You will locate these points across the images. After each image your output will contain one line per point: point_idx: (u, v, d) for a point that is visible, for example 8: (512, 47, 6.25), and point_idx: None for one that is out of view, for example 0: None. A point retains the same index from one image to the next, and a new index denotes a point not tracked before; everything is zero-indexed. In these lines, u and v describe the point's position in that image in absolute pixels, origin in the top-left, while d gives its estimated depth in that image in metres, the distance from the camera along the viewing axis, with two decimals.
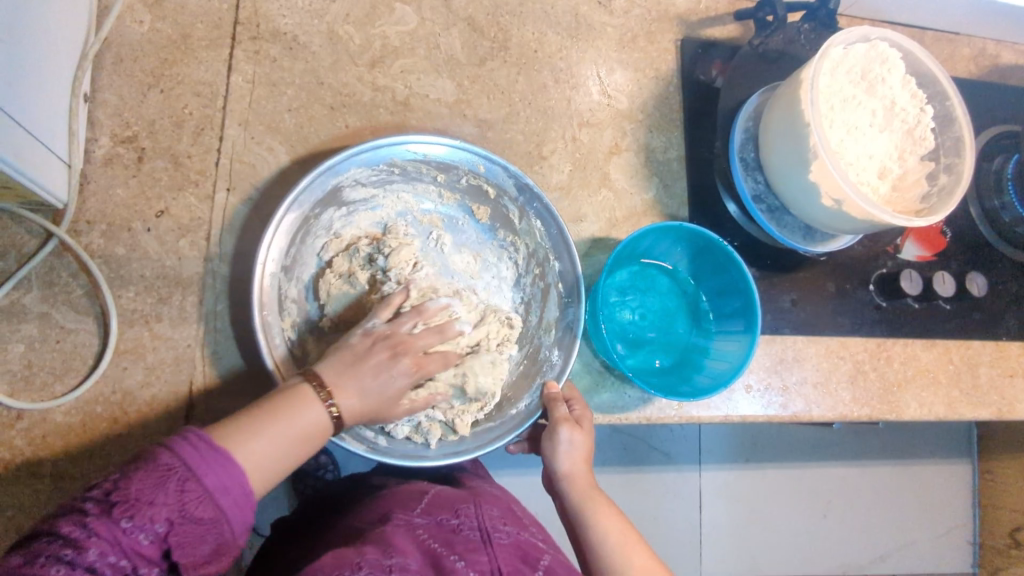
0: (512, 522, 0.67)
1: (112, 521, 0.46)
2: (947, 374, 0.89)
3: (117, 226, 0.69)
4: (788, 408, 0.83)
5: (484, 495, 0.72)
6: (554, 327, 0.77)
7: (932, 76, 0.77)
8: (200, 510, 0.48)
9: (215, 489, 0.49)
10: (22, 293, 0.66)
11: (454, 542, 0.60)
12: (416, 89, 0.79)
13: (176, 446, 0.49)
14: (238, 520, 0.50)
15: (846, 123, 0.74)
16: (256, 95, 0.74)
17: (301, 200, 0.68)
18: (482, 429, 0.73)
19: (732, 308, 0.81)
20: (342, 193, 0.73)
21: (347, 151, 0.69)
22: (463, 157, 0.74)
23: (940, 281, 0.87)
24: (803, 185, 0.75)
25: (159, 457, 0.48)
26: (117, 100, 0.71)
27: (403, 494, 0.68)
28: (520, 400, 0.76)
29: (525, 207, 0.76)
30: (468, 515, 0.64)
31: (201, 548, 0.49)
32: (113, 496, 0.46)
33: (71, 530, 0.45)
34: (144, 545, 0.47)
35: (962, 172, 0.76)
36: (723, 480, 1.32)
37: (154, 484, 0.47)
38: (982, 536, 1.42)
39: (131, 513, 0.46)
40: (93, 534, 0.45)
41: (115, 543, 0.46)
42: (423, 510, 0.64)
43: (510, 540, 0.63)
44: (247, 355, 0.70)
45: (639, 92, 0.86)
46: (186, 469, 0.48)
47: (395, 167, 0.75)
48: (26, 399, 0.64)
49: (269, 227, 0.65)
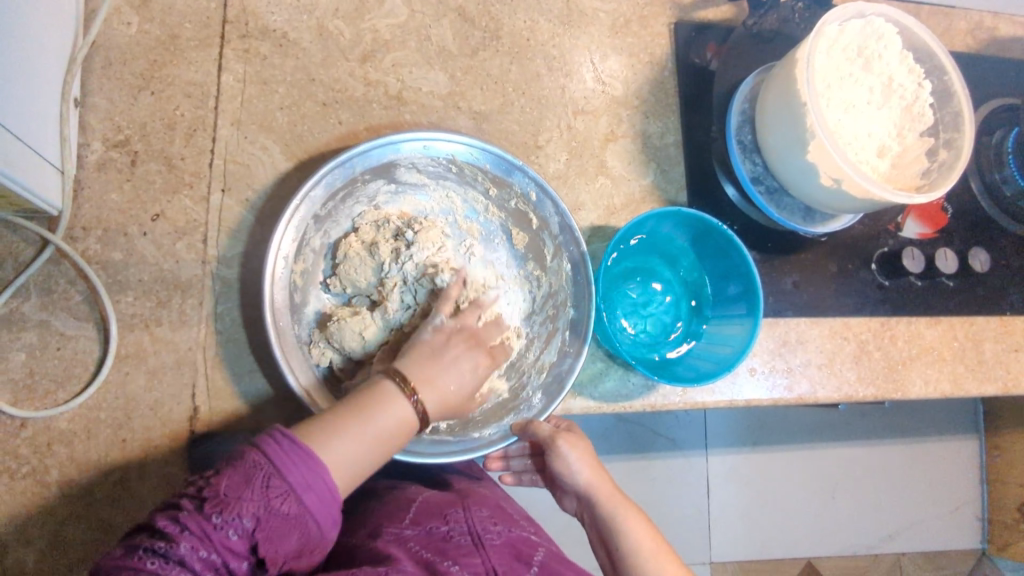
0: (502, 519, 0.67)
1: (202, 517, 0.48)
2: (952, 351, 0.89)
3: (113, 231, 0.69)
4: (793, 390, 0.83)
5: (472, 496, 0.72)
6: (547, 370, 0.75)
7: (929, 50, 0.76)
8: (285, 506, 0.49)
9: (299, 485, 0.50)
10: (21, 302, 0.66)
11: (446, 548, 0.59)
12: (408, 83, 0.78)
13: (265, 445, 0.51)
14: (321, 519, 0.51)
15: (843, 101, 0.73)
16: (248, 94, 0.74)
17: (354, 163, 0.70)
18: (439, 440, 0.69)
19: (732, 291, 0.80)
20: (397, 171, 0.75)
21: (416, 132, 0.71)
22: (522, 178, 0.75)
23: (942, 258, 0.89)
24: (801, 166, 0.74)
25: (248, 456, 0.50)
26: (108, 104, 0.71)
27: (394, 505, 0.67)
28: (485, 427, 0.72)
29: (562, 248, 0.76)
30: (458, 520, 0.64)
31: (290, 543, 0.50)
32: (210, 491, 0.49)
33: (166, 524, 0.47)
34: (233, 540, 0.48)
35: (962, 147, 0.75)
36: (730, 464, 1.32)
37: (242, 480, 0.49)
38: (991, 511, 1.42)
39: (220, 508, 0.48)
40: (184, 528, 0.47)
41: (205, 537, 0.47)
42: (411, 521, 0.63)
43: (502, 540, 0.63)
44: (249, 357, 0.70)
45: (634, 77, 0.85)
46: (270, 467, 0.50)
47: (455, 165, 0.76)
48: (30, 408, 0.64)
49: (309, 181, 0.67)
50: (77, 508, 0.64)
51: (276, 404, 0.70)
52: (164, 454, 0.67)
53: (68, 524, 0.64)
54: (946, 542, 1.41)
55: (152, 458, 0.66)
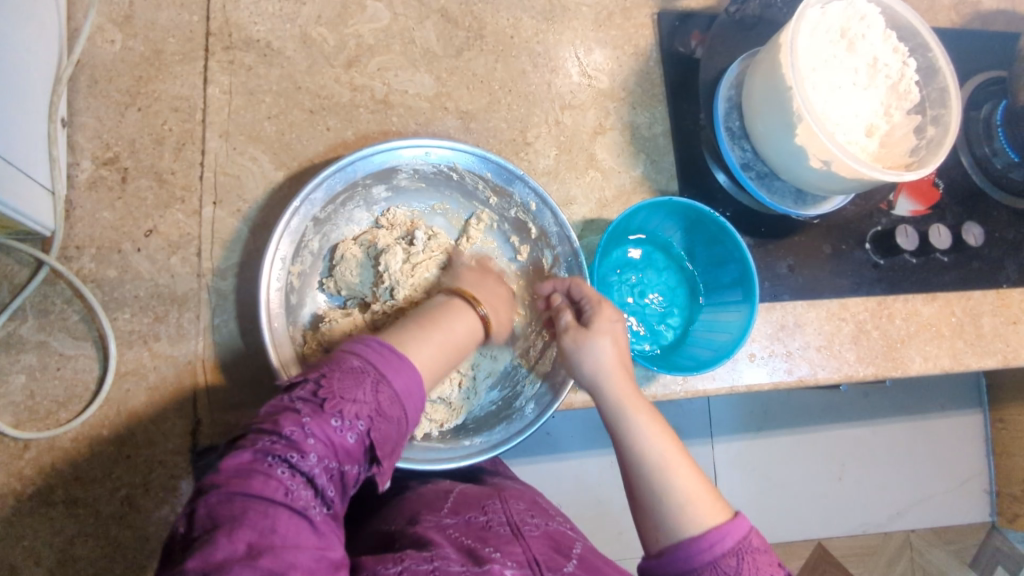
0: (540, 514, 0.67)
1: (324, 419, 0.52)
2: (950, 326, 0.89)
3: (107, 249, 0.69)
4: (793, 373, 0.83)
5: (509, 490, 0.72)
6: (542, 380, 0.75)
7: (912, 28, 0.76)
8: (391, 408, 0.55)
9: (401, 391, 0.56)
10: (18, 324, 0.66)
11: (487, 537, 0.59)
12: (394, 86, 0.79)
13: (362, 353, 0.57)
14: (415, 419, 0.58)
15: (829, 84, 0.73)
16: (234, 106, 0.74)
17: (355, 167, 0.70)
18: (431, 445, 0.70)
19: (728, 278, 0.81)
20: (397, 176, 0.76)
21: (416, 140, 0.71)
22: (522, 188, 0.74)
23: (936, 233, 0.89)
24: (790, 149, 0.74)
25: (350, 363, 0.56)
26: (96, 123, 0.71)
27: (430, 495, 0.68)
28: (477, 435, 0.73)
29: (561, 258, 0.76)
30: (496, 511, 0.64)
31: (394, 446, 0.56)
32: (322, 395, 0.53)
33: (292, 429, 0.51)
34: (350, 442, 0.53)
35: (949, 122, 0.75)
36: (735, 449, 1.32)
37: (353, 382, 0.54)
38: (999, 484, 1.43)
39: (339, 411, 0.53)
40: (310, 434, 0.51)
41: (327, 440, 0.51)
42: (450, 510, 0.64)
43: (540, 532, 0.62)
44: (249, 368, 0.70)
45: (619, 70, 0.85)
46: (376, 370, 0.56)
47: (455, 172, 0.76)
48: (33, 429, 0.65)
49: (311, 182, 0.67)
50: (86, 526, 0.65)
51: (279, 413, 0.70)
52: (170, 468, 0.67)
53: (76, 542, 0.64)
54: (955, 516, 1.42)
55: (157, 473, 0.66)
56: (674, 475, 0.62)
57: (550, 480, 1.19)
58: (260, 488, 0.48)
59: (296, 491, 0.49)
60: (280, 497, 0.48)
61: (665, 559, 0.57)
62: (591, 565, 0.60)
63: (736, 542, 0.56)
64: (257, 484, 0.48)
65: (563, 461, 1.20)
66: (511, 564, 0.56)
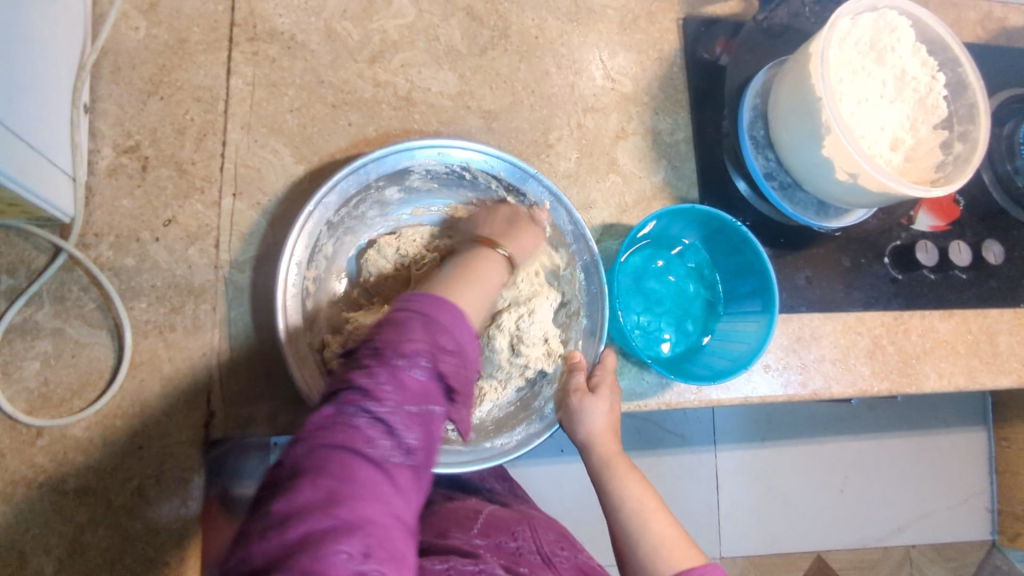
0: (568, 546, 0.68)
1: (388, 360, 0.51)
2: (966, 344, 0.88)
3: (125, 238, 0.68)
4: (808, 386, 0.83)
5: (538, 519, 0.72)
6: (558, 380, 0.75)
7: (942, 43, 0.76)
8: (449, 341, 0.55)
9: (450, 325, 0.56)
10: (34, 310, 0.66)
11: (518, 561, 0.60)
12: (417, 83, 0.78)
13: (405, 305, 0.56)
14: (473, 352, 0.57)
15: (857, 95, 0.72)
16: (257, 98, 0.73)
17: (370, 169, 0.70)
18: (451, 450, 0.69)
19: (747, 288, 0.80)
20: (410, 177, 0.75)
21: (432, 140, 0.70)
22: (536, 187, 0.74)
23: (956, 251, 0.89)
24: (815, 161, 0.74)
25: (396, 315, 0.55)
26: (118, 110, 0.70)
27: (458, 512, 0.68)
28: (498, 436, 0.72)
29: (575, 256, 0.75)
30: (526, 538, 0.65)
31: (462, 381, 0.55)
32: (379, 345, 0.52)
33: (355, 393, 0.50)
34: (424, 377, 0.52)
35: (977, 139, 0.74)
36: (739, 459, 1.32)
37: (408, 326, 0.54)
38: (1002, 503, 1.42)
39: (400, 352, 0.52)
40: (380, 381, 0.50)
41: (398, 378, 0.51)
42: (481, 531, 0.64)
43: (570, 564, 0.63)
44: (263, 362, 0.70)
45: (643, 74, 0.84)
46: (421, 314, 0.55)
47: (469, 173, 0.75)
48: (46, 416, 0.64)
49: (325, 185, 0.66)
50: (95, 515, 0.64)
51: (291, 408, 0.70)
52: (181, 460, 0.66)
53: (85, 531, 0.64)
54: (956, 534, 1.41)
55: (169, 464, 0.66)
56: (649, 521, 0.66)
57: (554, 484, 1.16)
58: (339, 433, 0.48)
59: (381, 436, 0.49)
60: (366, 442, 0.48)
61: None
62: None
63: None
64: (341, 437, 0.48)
65: (566, 464, 1.17)
66: None
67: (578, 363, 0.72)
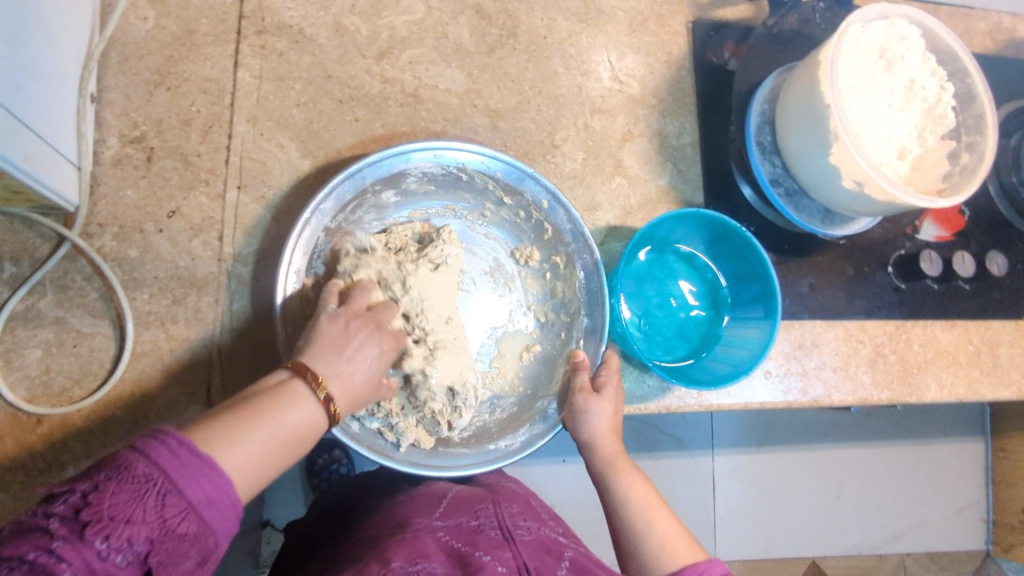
0: (532, 517, 0.68)
1: (81, 543, 0.42)
2: (967, 354, 0.88)
3: (129, 228, 0.68)
4: (808, 393, 0.83)
5: (502, 492, 0.71)
6: (560, 380, 0.75)
7: (952, 53, 0.75)
8: (183, 525, 0.45)
9: (200, 499, 0.46)
10: (36, 298, 0.66)
11: (477, 541, 0.61)
12: (425, 80, 0.78)
13: (153, 453, 0.45)
14: (224, 531, 0.47)
15: (866, 103, 0.72)
16: (264, 91, 0.73)
17: (365, 174, 0.70)
18: (454, 453, 0.70)
19: (751, 293, 0.80)
20: (406, 181, 0.75)
21: (427, 142, 0.70)
22: (534, 187, 0.73)
23: (960, 261, 0.90)
24: (822, 169, 0.74)
25: (138, 466, 0.45)
26: (124, 100, 0.70)
27: (421, 500, 0.67)
28: (502, 438, 0.72)
29: (575, 255, 0.75)
30: (489, 514, 0.65)
31: (186, 565, 0.46)
32: (86, 514, 0.43)
33: (36, 556, 0.41)
34: (119, 563, 0.43)
35: (985, 150, 0.74)
36: (736, 463, 1.32)
37: (135, 494, 0.44)
38: (997, 513, 1.42)
39: (104, 532, 0.43)
40: (60, 559, 0.41)
41: (85, 564, 0.42)
42: (442, 513, 0.64)
43: (532, 536, 0.63)
44: (264, 356, 0.70)
45: (650, 77, 0.84)
46: (166, 479, 0.45)
47: (465, 174, 0.75)
48: (46, 404, 0.64)
49: (321, 192, 0.66)
50: None
51: None
52: None
53: None
54: (952, 543, 1.41)
55: None
56: (648, 522, 0.65)
57: (550, 485, 1.16)
58: None
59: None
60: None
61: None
62: (581, 566, 0.62)
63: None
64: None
65: (563, 464, 1.16)
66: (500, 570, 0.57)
67: (582, 363, 0.72)
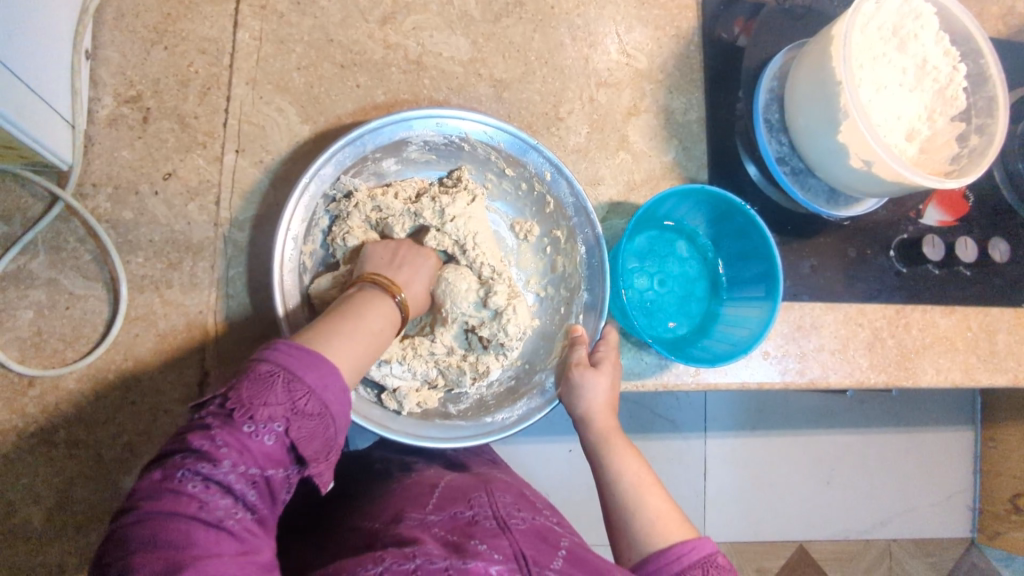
0: (527, 508, 0.64)
1: (234, 429, 0.45)
2: (964, 341, 0.88)
3: (123, 190, 0.67)
4: (805, 374, 0.83)
5: (496, 483, 0.69)
6: (558, 355, 0.75)
7: (967, 33, 0.74)
8: (310, 406, 0.48)
9: (319, 386, 0.48)
10: (28, 259, 0.64)
11: (472, 532, 0.56)
12: (429, 47, 0.76)
13: (273, 354, 0.49)
14: (341, 416, 0.50)
15: (877, 81, 0.71)
16: (263, 53, 0.71)
17: (365, 141, 0.68)
18: (451, 423, 0.69)
19: (752, 272, 0.79)
20: (407, 149, 0.73)
21: (428, 110, 0.69)
22: (537, 158, 0.72)
23: (962, 246, 0.87)
24: (830, 148, 0.73)
25: (261, 366, 0.48)
26: (120, 58, 0.68)
27: (415, 489, 0.66)
28: (498, 411, 0.72)
29: (576, 230, 0.74)
30: (482, 505, 0.61)
31: (319, 445, 0.48)
32: (231, 404, 0.46)
33: (195, 447, 0.44)
34: (268, 445, 0.46)
35: (995, 133, 0.73)
36: (729, 446, 1.32)
37: (264, 384, 0.47)
38: (983, 501, 1.43)
39: (250, 417, 0.46)
40: (219, 445, 0.44)
41: (242, 449, 0.45)
42: (435, 505, 0.61)
43: (527, 525, 0.59)
44: (260, 323, 0.69)
45: (659, 51, 0.83)
46: (286, 369, 0.48)
47: (467, 144, 0.73)
48: (38, 366, 0.63)
49: (321, 157, 0.65)
50: (87, 468, 0.64)
51: None
52: (175, 418, 0.66)
53: (75, 483, 0.63)
54: (937, 529, 1.43)
55: (162, 421, 0.65)
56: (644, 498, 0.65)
57: (544, 463, 1.16)
58: (169, 504, 0.42)
59: (214, 500, 0.43)
60: (193, 511, 0.42)
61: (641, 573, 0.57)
62: (581, 557, 0.56)
63: (702, 556, 0.57)
64: (162, 507, 0.42)
65: (557, 443, 1.16)
66: (500, 557, 0.52)
67: (580, 337, 0.72)
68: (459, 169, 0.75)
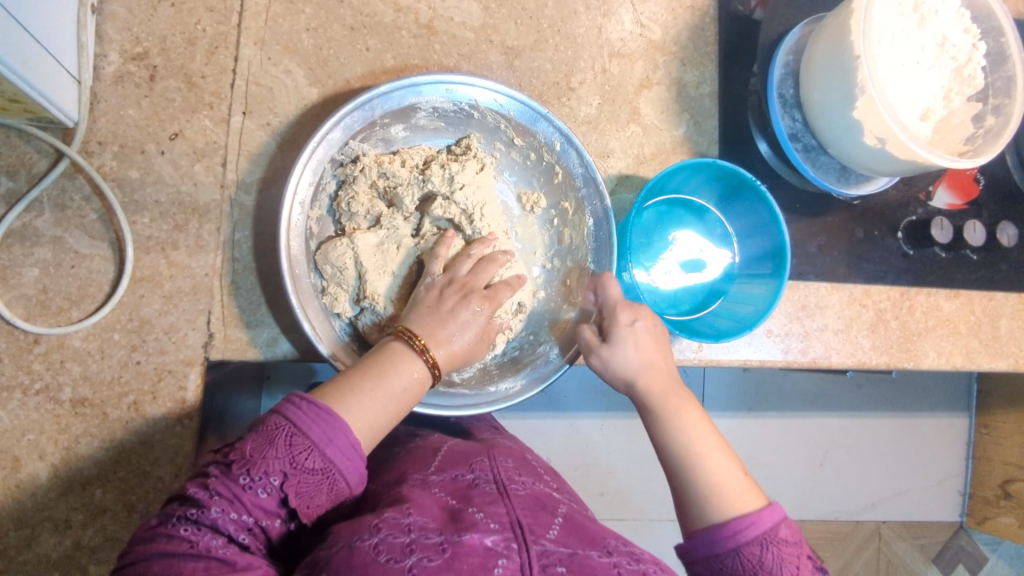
0: (527, 473, 0.65)
1: (230, 479, 0.49)
2: (967, 325, 0.88)
3: (129, 148, 0.66)
4: (807, 354, 0.83)
5: (498, 448, 0.70)
6: (566, 327, 0.75)
7: (988, 11, 0.74)
8: (310, 461, 0.51)
9: (322, 442, 0.51)
10: (34, 216, 0.64)
11: (471, 497, 0.56)
12: (440, 11, 0.75)
13: (283, 408, 0.53)
14: (349, 468, 0.53)
15: (898, 57, 0.70)
16: (273, 13, 0.70)
17: (375, 105, 0.67)
18: (455, 392, 0.69)
19: (759, 250, 0.79)
20: (416, 116, 0.72)
21: (439, 74, 0.68)
22: (547, 128, 0.72)
23: (971, 230, 0.86)
24: (845, 126, 0.72)
25: (269, 420, 0.52)
26: (126, 13, 0.67)
27: (418, 452, 0.66)
28: (502, 381, 0.72)
29: (584, 202, 0.74)
30: (483, 469, 0.62)
31: (320, 499, 0.52)
32: (232, 456, 0.50)
33: (196, 491, 0.49)
34: (263, 498, 0.50)
35: (1012, 113, 0.73)
36: (726, 426, 1.32)
37: (266, 441, 0.51)
38: (974, 487, 1.45)
39: (247, 469, 0.49)
40: (214, 492, 0.49)
41: (235, 499, 0.49)
42: (437, 467, 0.61)
43: (526, 491, 0.59)
44: (266, 288, 0.69)
45: (673, 22, 0.81)
46: (290, 425, 0.51)
47: (477, 112, 0.72)
48: (43, 324, 0.63)
49: (330, 120, 0.64)
50: (91, 427, 0.64)
51: (293, 335, 0.69)
52: (179, 380, 0.66)
53: (79, 442, 0.63)
54: (927, 513, 1.44)
55: (167, 383, 0.65)
56: None
57: (543, 438, 1.17)
58: (162, 547, 0.46)
59: (203, 542, 0.47)
60: (184, 551, 0.46)
61: (694, 547, 0.57)
62: (577, 524, 0.57)
63: (762, 531, 0.56)
64: (159, 546, 0.47)
65: (557, 418, 1.17)
66: (495, 525, 0.52)
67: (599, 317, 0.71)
68: (469, 137, 0.74)
